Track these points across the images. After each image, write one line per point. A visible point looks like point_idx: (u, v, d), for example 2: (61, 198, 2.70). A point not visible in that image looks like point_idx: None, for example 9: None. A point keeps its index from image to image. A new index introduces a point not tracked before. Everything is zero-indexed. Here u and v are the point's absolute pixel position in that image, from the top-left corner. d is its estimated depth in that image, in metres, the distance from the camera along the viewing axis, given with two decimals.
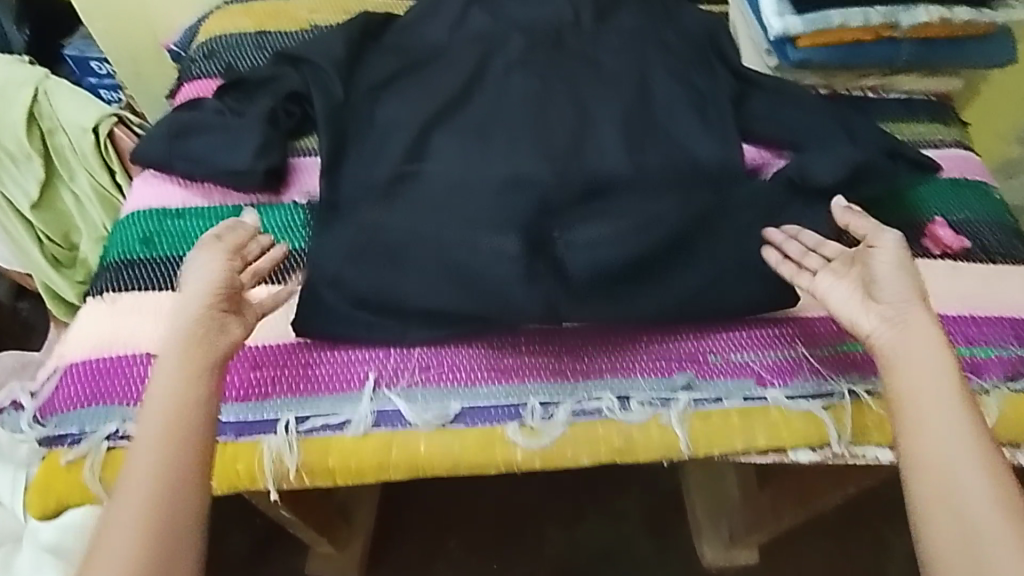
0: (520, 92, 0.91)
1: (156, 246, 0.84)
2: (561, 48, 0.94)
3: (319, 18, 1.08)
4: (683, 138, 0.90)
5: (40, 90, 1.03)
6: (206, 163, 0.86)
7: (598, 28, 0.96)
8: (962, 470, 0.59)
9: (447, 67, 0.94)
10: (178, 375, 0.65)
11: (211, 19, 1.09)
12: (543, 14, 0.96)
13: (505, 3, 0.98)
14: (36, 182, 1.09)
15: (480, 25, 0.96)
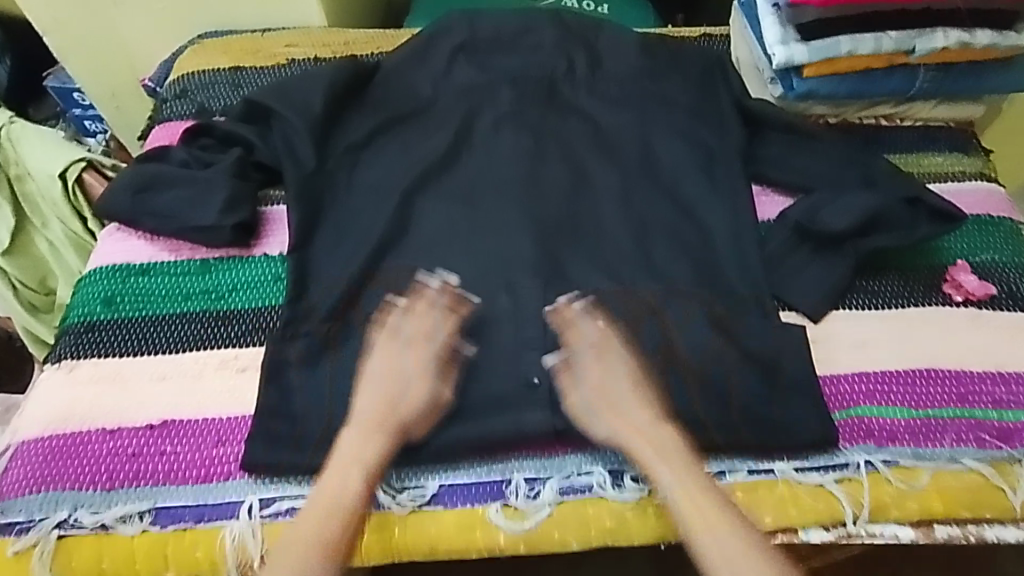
0: (511, 145, 0.92)
1: (116, 306, 0.79)
2: (554, 100, 0.96)
3: (298, 53, 1.03)
4: (673, 185, 0.88)
5: (4, 136, 0.99)
6: (172, 219, 0.82)
7: (588, 80, 0.97)
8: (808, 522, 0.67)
9: (432, 122, 0.95)
10: (375, 440, 0.67)
11: (186, 55, 1.05)
12: (533, 63, 0.97)
13: (494, 55, 0.99)
14: (8, 230, 1.06)
15: (464, 80, 0.97)
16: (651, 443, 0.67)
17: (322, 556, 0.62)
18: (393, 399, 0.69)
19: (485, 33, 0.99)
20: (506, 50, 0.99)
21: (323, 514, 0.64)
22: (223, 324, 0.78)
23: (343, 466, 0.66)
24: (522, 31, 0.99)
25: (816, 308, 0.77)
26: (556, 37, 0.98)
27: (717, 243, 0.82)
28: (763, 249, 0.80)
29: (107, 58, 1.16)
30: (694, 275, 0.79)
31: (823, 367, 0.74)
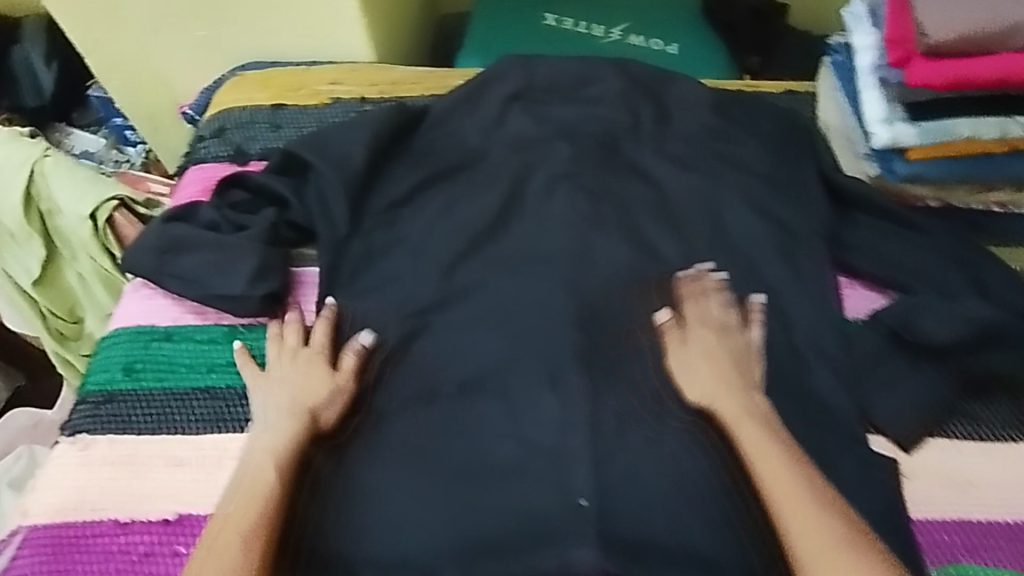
0: (566, 212, 0.84)
1: (138, 376, 0.74)
2: (615, 157, 0.87)
3: (342, 91, 0.96)
4: (743, 265, 0.78)
5: (36, 170, 0.94)
6: (198, 284, 0.77)
7: (653, 138, 0.88)
8: (782, 480, 0.59)
9: (480, 178, 0.87)
10: (291, 424, 0.66)
11: (225, 88, 0.99)
12: (593, 115, 0.88)
13: (550, 103, 0.90)
14: (38, 261, 1.02)
15: (516, 132, 0.89)
16: (738, 413, 0.64)
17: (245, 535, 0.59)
18: (302, 389, 0.69)
19: (543, 81, 0.91)
20: (564, 99, 0.90)
21: (244, 495, 0.61)
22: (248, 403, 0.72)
23: (255, 455, 0.64)
24: (583, 79, 0.90)
25: (905, 432, 0.67)
26: (620, 88, 0.89)
27: (789, 338, 0.72)
28: (850, 353, 0.70)
29: (143, 78, 1.10)
30: (765, 377, 0.70)
31: (922, 512, 0.65)
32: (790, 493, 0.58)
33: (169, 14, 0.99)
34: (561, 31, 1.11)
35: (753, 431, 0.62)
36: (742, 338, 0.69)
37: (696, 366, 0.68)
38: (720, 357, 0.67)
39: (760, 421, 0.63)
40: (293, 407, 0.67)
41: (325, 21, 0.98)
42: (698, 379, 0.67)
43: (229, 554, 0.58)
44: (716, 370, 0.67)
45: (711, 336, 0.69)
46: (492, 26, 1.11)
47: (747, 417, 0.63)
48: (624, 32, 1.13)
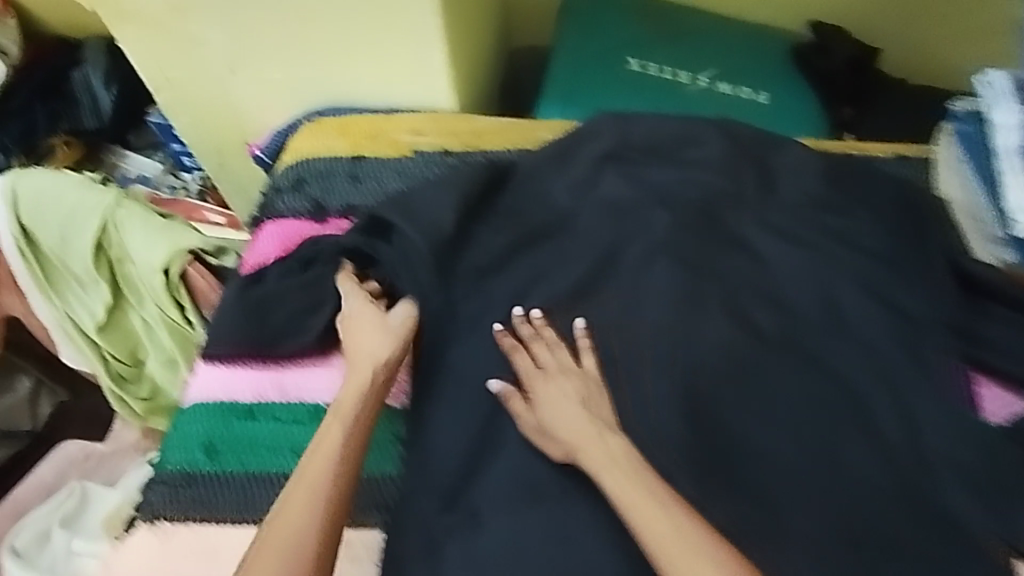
0: (665, 286, 0.79)
1: (217, 458, 0.72)
2: (716, 225, 0.82)
3: (423, 143, 0.92)
4: (858, 358, 0.74)
5: (108, 219, 0.91)
6: (287, 338, 0.78)
7: (756, 208, 0.82)
8: (639, 508, 0.62)
9: (571, 243, 0.83)
10: (356, 391, 0.70)
11: (300, 134, 0.95)
12: (693, 179, 0.83)
13: (645, 167, 0.85)
14: (104, 306, 0.99)
15: (608, 197, 0.84)
16: (602, 458, 0.66)
17: (317, 495, 0.63)
18: (358, 350, 0.72)
19: (639, 141, 0.87)
20: (661, 162, 0.85)
21: (313, 454, 0.66)
22: None
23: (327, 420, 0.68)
24: (684, 141, 0.86)
25: None
26: (724, 152, 0.84)
27: (912, 445, 0.71)
28: (983, 463, 0.69)
29: (212, 114, 1.07)
30: (883, 482, 0.69)
31: None
32: (653, 520, 0.61)
33: (245, 59, 0.96)
34: (647, 79, 1.06)
35: (626, 465, 0.65)
36: (593, 378, 0.72)
37: (561, 409, 0.69)
38: (551, 398, 0.70)
39: (613, 453, 0.66)
40: (358, 368, 0.71)
41: (405, 69, 0.93)
42: (566, 412, 0.69)
43: (303, 508, 0.62)
44: (564, 412, 0.69)
45: (561, 379, 0.71)
46: (574, 69, 1.07)
47: (597, 444, 0.66)
48: (711, 79, 1.07)
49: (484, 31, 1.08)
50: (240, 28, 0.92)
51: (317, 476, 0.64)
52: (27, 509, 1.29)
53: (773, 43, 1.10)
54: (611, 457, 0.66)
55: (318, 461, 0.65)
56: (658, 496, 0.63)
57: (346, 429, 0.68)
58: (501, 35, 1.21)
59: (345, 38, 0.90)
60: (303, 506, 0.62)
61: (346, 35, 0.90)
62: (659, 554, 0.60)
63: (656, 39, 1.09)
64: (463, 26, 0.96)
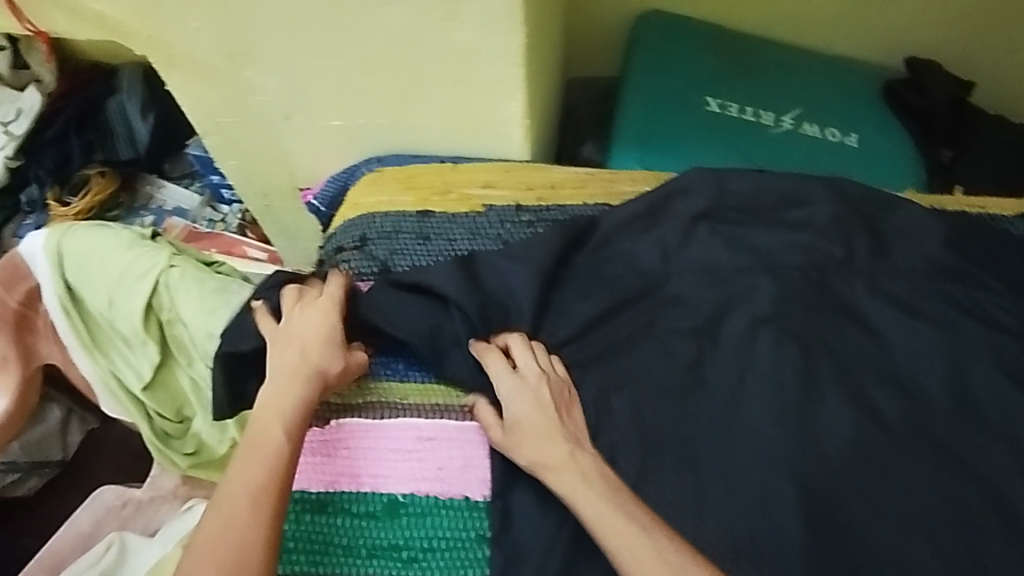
0: (773, 362, 0.72)
1: (287, 556, 0.67)
2: (825, 294, 0.75)
3: (495, 197, 0.86)
4: (992, 444, 0.69)
5: (161, 281, 0.86)
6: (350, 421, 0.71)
7: (870, 275, 0.76)
8: (601, 521, 0.61)
9: (663, 311, 0.75)
10: (296, 386, 0.67)
11: (362, 186, 0.89)
12: (798, 244, 0.77)
13: (745, 228, 0.78)
14: (150, 366, 0.93)
15: (705, 262, 0.77)
16: (568, 481, 0.63)
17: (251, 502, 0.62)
18: (306, 344, 0.69)
19: (734, 200, 0.80)
20: (761, 224, 0.79)
21: (249, 456, 0.65)
22: None
23: (265, 416, 0.66)
24: (788, 201, 0.80)
25: None
26: (832, 215, 0.78)
27: None
28: None
29: (262, 159, 1.00)
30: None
31: None
32: (622, 529, 0.61)
33: (306, 107, 0.90)
34: (729, 121, 0.99)
35: (579, 476, 0.63)
36: (545, 400, 0.67)
37: (533, 431, 0.66)
38: (527, 419, 0.66)
39: (582, 474, 0.63)
40: (297, 362, 0.69)
41: (479, 119, 0.87)
42: (535, 442, 0.65)
43: (242, 514, 0.62)
44: (546, 437, 0.65)
45: (528, 394, 0.67)
46: (650, 109, 1.00)
47: (568, 466, 0.64)
48: (796, 121, 1.00)
49: (550, 69, 1.02)
50: (303, 76, 0.86)
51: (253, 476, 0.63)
52: (65, 565, 1.23)
53: (859, 81, 1.03)
54: (578, 475, 0.63)
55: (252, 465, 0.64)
56: (634, 516, 0.62)
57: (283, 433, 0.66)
58: (560, 68, 1.15)
59: (417, 86, 0.85)
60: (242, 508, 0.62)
61: (418, 84, 0.84)
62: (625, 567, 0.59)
63: (735, 77, 1.02)
64: (538, 71, 0.90)
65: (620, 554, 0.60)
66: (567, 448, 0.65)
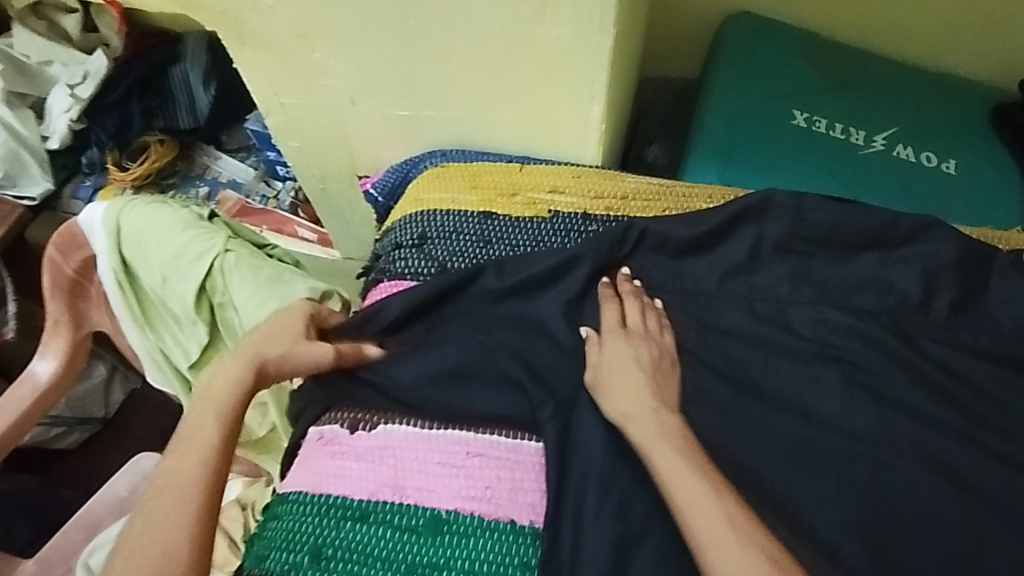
0: (837, 410, 0.68)
1: (327, 564, 0.64)
2: (903, 342, 0.70)
3: (562, 204, 0.82)
4: None
5: (216, 264, 0.85)
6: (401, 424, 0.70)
7: (959, 326, 0.71)
8: (688, 499, 0.60)
9: (725, 343, 0.71)
10: (232, 373, 0.68)
11: (425, 181, 0.86)
12: (876, 284, 0.72)
13: (828, 262, 0.74)
14: (198, 345, 0.91)
15: (781, 293, 0.73)
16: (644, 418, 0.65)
17: (177, 493, 0.61)
18: (264, 336, 0.70)
19: (813, 231, 0.74)
20: (847, 256, 0.74)
21: (184, 448, 0.64)
22: None
23: (211, 395, 0.67)
24: (874, 235, 0.73)
25: None
26: (920, 257, 0.72)
27: None
28: None
29: (325, 142, 0.99)
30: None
31: None
32: (714, 523, 0.58)
33: (375, 94, 0.87)
34: (816, 137, 0.93)
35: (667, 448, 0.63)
36: (647, 358, 0.68)
37: (619, 376, 0.67)
38: (618, 366, 0.68)
39: (669, 439, 0.63)
40: (240, 355, 0.69)
41: (553, 120, 0.84)
42: (621, 391, 0.66)
43: (172, 515, 0.60)
44: (636, 389, 0.66)
45: (615, 335, 0.70)
46: (733, 118, 0.94)
47: (642, 406, 0.65)
48: (890, 142, 0.93)
49: (627, 71, 0.98)
50: (374, 64, 0.83)
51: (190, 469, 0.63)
52: (102, 526, 1.25)
53: (961, 105, 0.96)
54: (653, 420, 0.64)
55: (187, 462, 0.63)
56: (718, 491, 0.60)
57: (218, 428, 0.65)
58: (636, 68, 1.10)
59: (491, 82, 0.81)
60: (170, 506, 0.60)
61: (494, 80, 0.81)
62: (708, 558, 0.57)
63: (828, 91, 0.96)
64: (619, 76, 0.85)
65: (714, 560, 0.57)
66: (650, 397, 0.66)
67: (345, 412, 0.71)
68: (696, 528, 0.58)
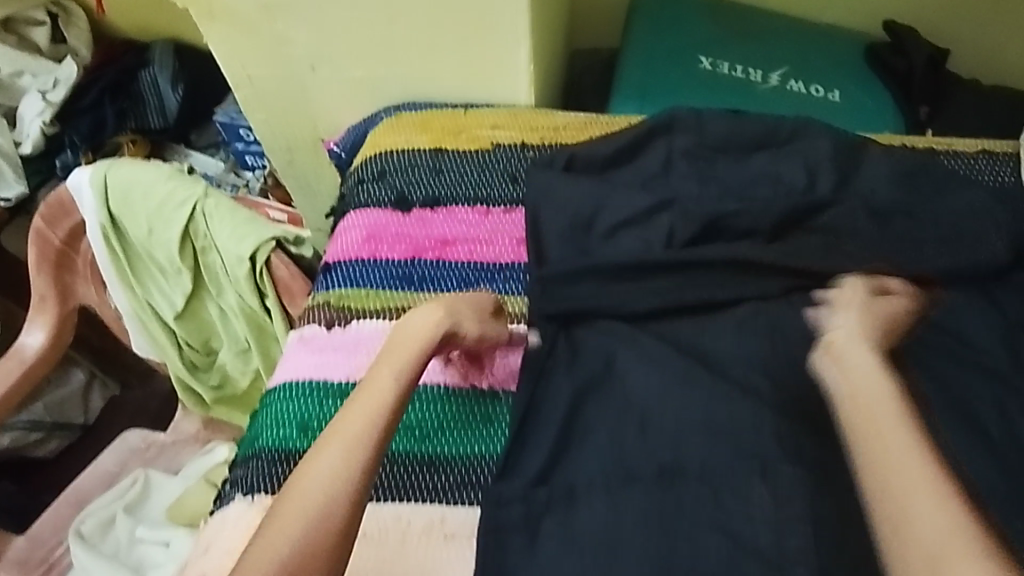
0: (745, 278, 0.76)
1: (313, 433, 0.72)
2: (799, 220, 0.80)
3: (502, 136, 0.93)
4: (955, 351, 0.72)
5: (198, 210, 0.94)
6: (372, 320, 0.80)
7: (845, 204, 0.80)
8: (914, 487, 0.54)
9: (644, 230, 0.80)
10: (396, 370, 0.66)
11: (380, 130, 0.97)
12: (770, 175, 0.83)
13: (729, 162, 0.85)
14: (183, 295, 1.01)
15: (687, 190, 0.83)
16: (853, 410, 0.60)
17: (327, 502, 0.56)
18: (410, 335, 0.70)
19: (713, 138, 0.87)
20: (748, 156, 0.85)
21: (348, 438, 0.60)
22: (432, 472, 0.71)
23: (386, 364, 0.67)
24: (762, 139, 0.86)
25: None
26: (804, 150, 0.84)
27: (1011, 432, 0.68)
28: None
29: (288, 109, 1.09)
30: (1005, 487, 0.64)
31: None
32: (918, 489, 0.54)
33: (332, 57, 0.99)
34: (719, 77, 1.07)
35: (896, 425, 0.58)
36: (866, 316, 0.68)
37: (844, 324, 0.68)
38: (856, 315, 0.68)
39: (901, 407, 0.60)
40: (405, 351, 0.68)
41: (488, 66, 0.96)
42: (845, 334, 0.66)
43: (304, 517, 0.55)
44: (855, 325, 0.67)
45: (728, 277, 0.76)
46: (648, 66, 1.08)
47: (882, 398, 0.60)
48: (783, 79, 1.08)
49: (554, 32, 1.11)
50: (325, 27, 0.95)
51: (339, 456, 0.59)
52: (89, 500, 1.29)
53: (840, 44, 1.12)
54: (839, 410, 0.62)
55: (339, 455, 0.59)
56: (929, 466, 0.55)
57: (379, 420, 0.62)
58: (566, 36, 1.24)
59: (430, 35, 0.93)
60: (308, 514, 0.56)
61: (432, 33, 0.93)
62: (928, 543, 0.51)
63: (730, 39, 1.11)
64: (542, 27, 0.98)
65: (894, 491, 0.54)
66: (886, 384, 0.61)
67: (320, 313, 0.81)
68: (915, 514, 0.53)
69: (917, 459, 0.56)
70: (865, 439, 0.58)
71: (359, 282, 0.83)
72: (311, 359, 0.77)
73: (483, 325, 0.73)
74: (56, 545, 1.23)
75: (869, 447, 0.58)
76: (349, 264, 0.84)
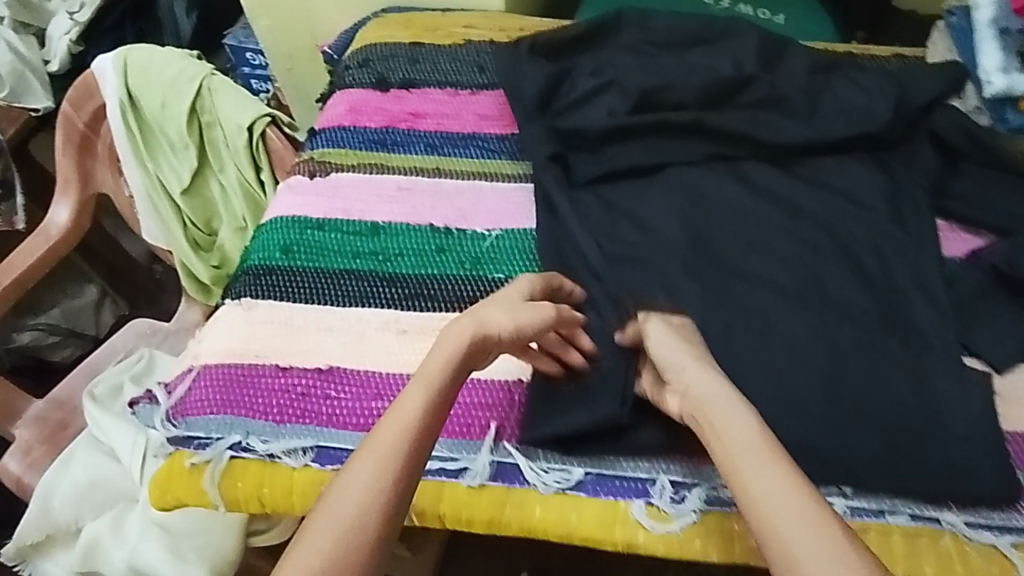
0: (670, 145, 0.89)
1: (294, 255, 0.86)
2: (723, 100, 0.92)
3: (474, 34, 1.06)
4: (842, 205, 0.84)
5: (204, 85, 1.09)
6: (349, 171, 0.92)
7: (764, 87, 0.92)
8: (788, 508, 0.55)
9: (588, 104, 0.93)
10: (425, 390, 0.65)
11: (369, 28, 1.09)
12: (702, 65, 0.95)
13: (667, 54, 0.97)
14: (190, 169, 1.14)
15: (628, 74, 0.95)
16: (724, 459, 0.59)
17: (345, 532, 0.57)
18: (452, 341, 0.68)
19: (654, 34, 0.99)
20: (685, 50, 0.97)
21: (373, 460, 0.60)
22: (391, 286, 0.83)
23: (417, 385, 0.65)
24: (698, 35, 0.98)
25: (1003, 359, 0.75)
26: (732, 45, 0.96)
27: (882, 267, 0.80)
28: (954, 286, 0.79)
29: (290, 15, 1.22)
30: (866, 303, 0.77)
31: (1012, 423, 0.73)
32: (806, 508, 0.55)
33: None
34: None
35: (765, 442, 0.60)
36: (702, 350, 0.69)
37: (672, 345, 0.69)
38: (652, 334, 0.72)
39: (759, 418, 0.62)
40: (441, 357, 0.67)
41: None
42: (666, 345, 0.69)
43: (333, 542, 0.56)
44: (680, 350, 0.68)
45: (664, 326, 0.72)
46: None
47: (740, 410, 0.62)
48: (733, 2, 1.20)
49: None
50: None
51: (365, 475, 0.59)
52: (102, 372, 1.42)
53: None
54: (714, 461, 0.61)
55: (361, 477, 0.59)
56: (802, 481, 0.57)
57: (404, 443, 0.61)
58: None
59: None
60: (332, 536, 0.56)
61: None
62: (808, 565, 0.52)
63: None
64: None
65: (769, 505, 0.56)
66: (754, 430, 0.60)
67: (305, 166, 0.94)
68: (795, 538, 0.53)
69: (800, 489, 0.56)
70: (735, 478, 0.58)
71: (341, 144, 0.95)
72: (295, 200, 0.90)
73: (522, 306, 0.72)
74: (75, 407, 1.37)
75: (738, 463, 0.59)
76: (332, 129, 0.97)
